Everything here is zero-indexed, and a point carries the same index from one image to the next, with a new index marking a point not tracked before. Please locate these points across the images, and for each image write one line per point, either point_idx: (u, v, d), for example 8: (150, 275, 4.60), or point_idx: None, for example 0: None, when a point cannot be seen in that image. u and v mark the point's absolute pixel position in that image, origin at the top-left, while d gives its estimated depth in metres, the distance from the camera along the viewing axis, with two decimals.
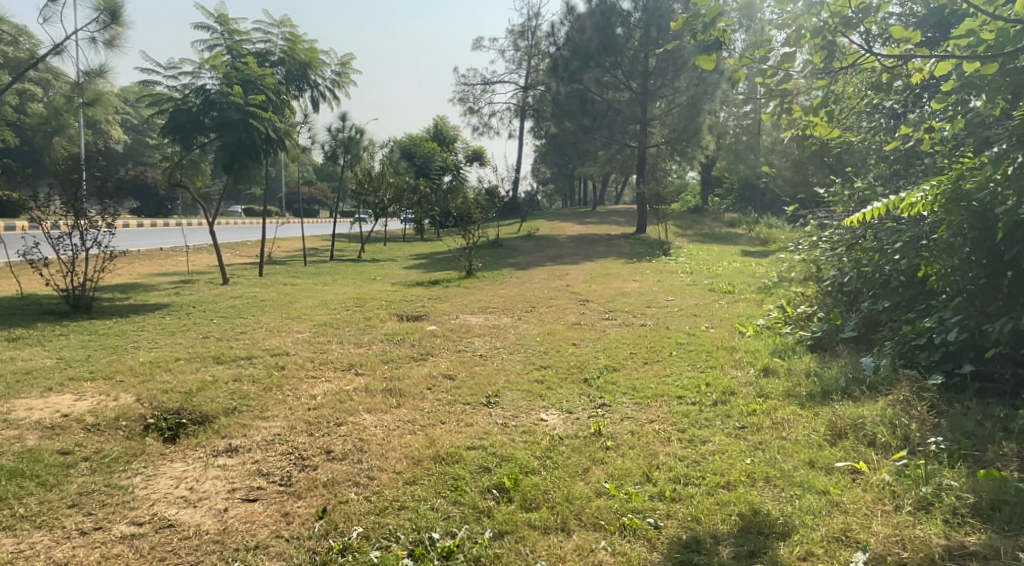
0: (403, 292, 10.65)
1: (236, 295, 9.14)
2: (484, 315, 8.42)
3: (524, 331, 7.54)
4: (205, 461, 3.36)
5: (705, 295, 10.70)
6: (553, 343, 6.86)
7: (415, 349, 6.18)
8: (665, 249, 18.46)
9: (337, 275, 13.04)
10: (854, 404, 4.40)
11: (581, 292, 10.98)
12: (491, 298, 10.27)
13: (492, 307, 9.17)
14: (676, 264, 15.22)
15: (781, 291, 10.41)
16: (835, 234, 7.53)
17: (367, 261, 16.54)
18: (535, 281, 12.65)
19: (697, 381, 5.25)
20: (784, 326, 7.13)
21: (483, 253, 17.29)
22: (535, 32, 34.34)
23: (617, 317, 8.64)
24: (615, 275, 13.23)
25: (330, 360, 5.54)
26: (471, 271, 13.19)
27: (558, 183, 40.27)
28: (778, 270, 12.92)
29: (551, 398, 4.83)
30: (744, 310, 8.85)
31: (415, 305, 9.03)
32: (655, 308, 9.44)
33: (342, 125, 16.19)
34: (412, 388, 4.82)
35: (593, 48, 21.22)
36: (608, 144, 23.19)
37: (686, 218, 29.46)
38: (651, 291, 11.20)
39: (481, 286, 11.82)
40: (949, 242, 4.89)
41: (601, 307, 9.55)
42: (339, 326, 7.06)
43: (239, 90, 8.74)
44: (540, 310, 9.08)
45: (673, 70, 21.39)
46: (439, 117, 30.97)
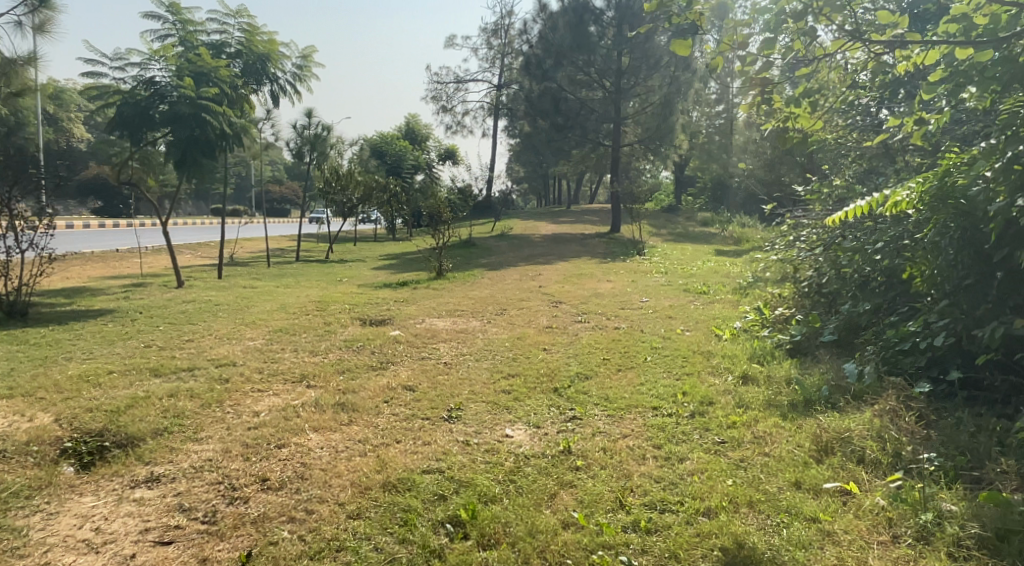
0: (368, 294, 10.23)
1: (190, 300, 8.67)
2: (451, 318, 8.05)
3: (492, 335, 7.19)
4: (120, 494, 2.99)
5: (680, 296, 10.44)
6: (522, 348, 6.51)
7: (375, 357, 5.79)
8: (639, 248, 18.24)
9: (301, 277, 12.56)
10: (839, 416, 4.12)
11: (553, 294, 10.64)
12: (460, 300, 9.90)
13: (460, 310, 8.80)
14: (650, 264, 15.01)
15: (757, 291, 10.19)
16: (812, 234, 7.30)
17: (335, 261, 16.06)
18: (507, 282, 12.31)
19: (673, 389, 4.95)
20: (762, 329, 6.87)
21: (455, 253, 16.91)
22: (508, 30, 34.01)
23: (590, 320, 8.33)
24: (589, 276, 12.94)
25: (280, 371, 5.13)
26: (441, 272, 12.80)
27: (532, 182, 39.98)
28: (753, 270, 12.73)
29: (518, 411, 4.48)
30: (720, 311, 8.59)
31: (379, 309, 8.64)
32: (629, 310, 9.14)
33: (308, 122, 15.70)
34: (368, 402, 4.44)
35: (565, 46, 20.92)
36: (581, 143, 22.90)
37: (660, 217, 29.36)
38: (625, 292, 10.92)
39: (450, 287, 11.44)
40: (934, 242, 4.65)
41: (574, 309, 9.23)
42: (296, 333, 6.64)
43: (190, 83, 8.28)
44: (509, 313, 8.73)
45: (647, 69, 21.20)
46: (411, 115, 30.46)
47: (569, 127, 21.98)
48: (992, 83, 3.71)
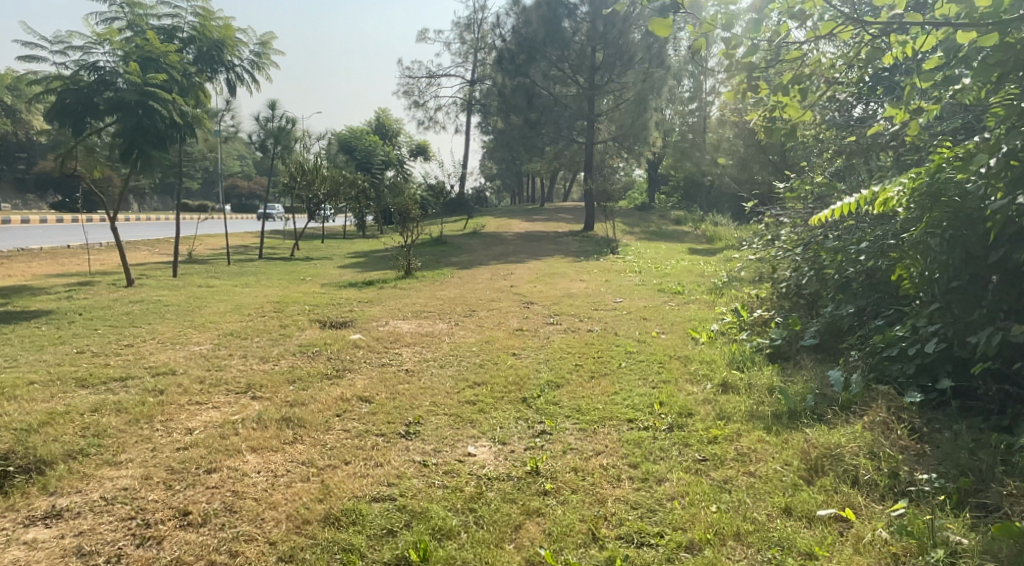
0: (331, 294, 9.78)
1: (138, 300, 8.15)
2: (417, 320, 7.65)
3: (459, 339, 6.81)
4: (11, 535, 2.67)
5: (655, 296, 10.15)
6: (490, 354, 6.14)
7: (331, 364, 5.38)
8: (613, 246, 18.00)
9: (262, 276, 12.03)
10: (827, 429, 3.82)
11: (525, 294, 10.28)
12: (427, 301, 9.50)
13: (427, 312, 8.40)
14: (623, 263, 14.76)
15: (733, 291, 9.94)
16: (791, 233, 7.04)
17: (300, 259, 15.52)
18: (477, 282, 11.92)
19: (649, 399, 4.61)
20: (740, 332, 6.59)
21: (425, 251, 16.49)
22: (481, 25, 33.60)
23: (562, 322, 7.99)
24: (562, 275, 12.61)
25: (224, 381, 4.70)
26: (409, 271, 12.38)
27: (505, 179, 39.59)
28: (727, 269, 12.52)
29: (482, 425, 4.12)
30: (697, 313, 8.31)
31: (340, 310, 8.21)
32: (603, 311, 8.82)
33: (271, 114, 15.17)
34: (318, 415, 4.04)
35: (538, 40, 20.59)
36: (555, 139, 22.55)
37: (634, 215, 29.18)
38: (599, 292, 10.60)
39: (418, 287, 11.03)
40: (925, 242, 4.39)
41: (545, 310, 8.89)
42: (247, 337, 6.20)
43: (137, 68, 7.80)
44: (478, 314, 8.36)
45: (621, 65, 20.95)
46: (382, 110, 29.89)
47: (543, 123, 21.64)
48: (994, 71, 3.43)
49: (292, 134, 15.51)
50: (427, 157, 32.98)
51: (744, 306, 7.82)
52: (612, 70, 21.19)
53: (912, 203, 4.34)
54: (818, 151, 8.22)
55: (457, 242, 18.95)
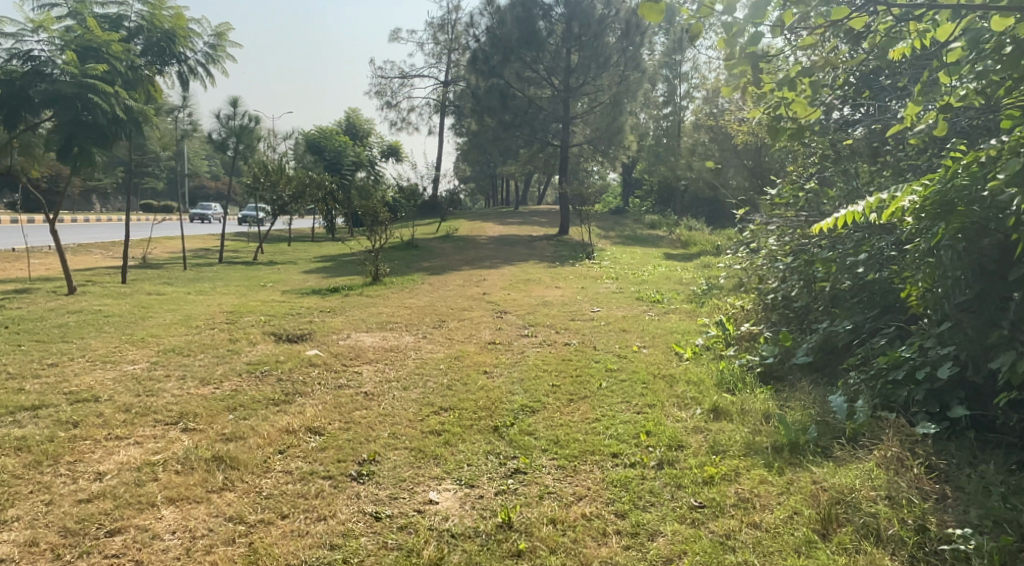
0: (291, 303, 9.19)
1: (76, 311, 7.51)
2: (381, 332, 7.11)
3: (427, 354, 6.29)
4: None
5: (633, 305, 9.72)
6: (461, 372, 5.63)
7: (280, 387, 4.83)
8: (589, 251, 17.62)
9: (220, 282, 11.38)
10: (836, 467, 3.39)
11: (498, 303, 9.79)
12: (394, 310, 8.97)
13: (393, 322, 7.87)
14: (599, 269, 14.38)
15: (713, 300, 9.58)
16: (779, 241, 6.64)
17: (263, 264, 14.85)
18: (449, 289, 11.41)
19: (634, 428, 4.15)
20: (727, 347, 6.18)
21: (395, 256, 15.94)
22: (454, 26, 33.14)
23: (537, 334, 7.51)
24: (537, 282, 12.16)
25: (154, 410, 4.15)
26: (377, 277, 11.82)
27: (478, 182, 39.08)
28: (706, 277, 12.17)
29: (448, 462, 3.61)
30: (678, 324, 7.89)
31: (298, 320, 7.64)
32: (580, 322, 8.36)
33: (233, 112, 14.51)
34: (256, 452, 3.52)
35: (513, 41, 20.14)
36: (529, 142, 21.98)
37: (608, 219, 28.86)
38: (576, 301, 10.17)
39: (385, 294, 10.49)
40: (937, 256, 3.99)
41: (519, 320, 8.40)
42: (190, 355, 5.62)
43: (74, 58, 7.18)
44: (448, 325, 7.85)
45: (596, 68, 20.62)
46: (352, 110, 29.19)
47: (517, 124, 21.18)
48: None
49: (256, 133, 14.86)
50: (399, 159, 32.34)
51: (729, 317, 7.41)
52: (587, 73, 20.84)
53: (923, 215, 3.92)
54: (802, 157, 7.86)
55: (429, 246, 18.41)
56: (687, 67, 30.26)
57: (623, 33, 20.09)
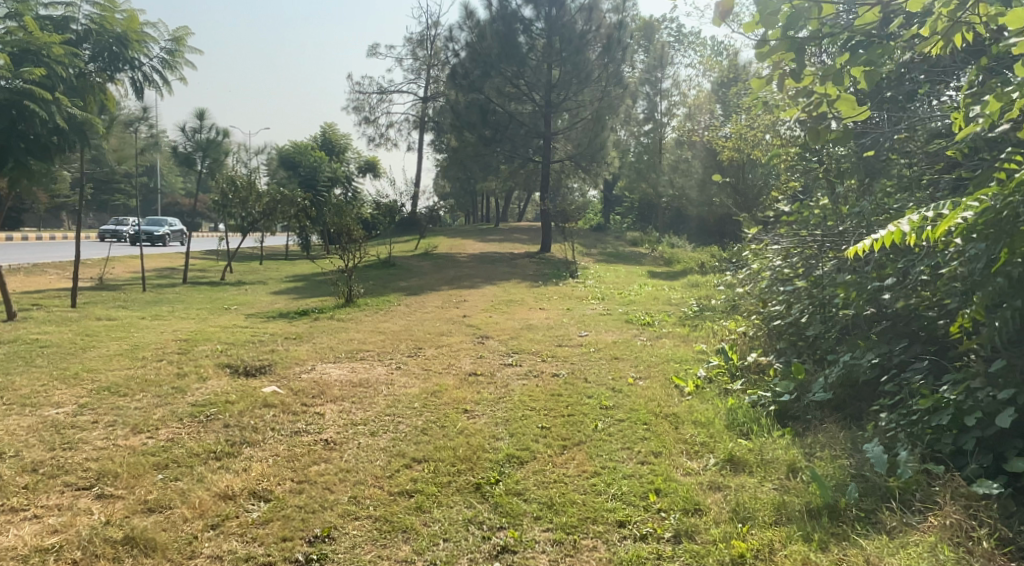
0: (253, 328, 8.48)
1: (9, 341, 6.78)
2: (350, 364, 6.43)
3: (399, 389, 5.63)
4: None
5: (623, 329, 9.14)
6: (438, 412, 4.97)
7: (225, 435, 4.15)
8: (572, 270, 17.08)
9: (181, 304, 10.65)
10: (890, 543, 2.81)
11: (479, 327, 9.16)
12: (366, 336, 8.30)
13: (364, 351, 7.21)
14: (584, 289, 13.82)
15: (708, 324, 9.03)
16: (786, 262, 6.08)
17: (230, 284, 14.10)
18: (426, 311, 10.75)
19: (640, 485, 3.53)
20: (732, 380, 5.60)
21: (370, 275, 15.25)
22: (434, 41, 32.72)
23: (521, 363, 6.88)
24: (520, 303, 11.55)
25: (64, 471, 3.55)
26: (350, 298, 11.14)
27: (459, 199, 38.52)
28: (696, 297, 11.64)
29: (421, 539, 2.98)
30: (673, 352, 7.29)
31: (259, 350, 6.95)
32: (566, 349, 7.75)
33: (200, 125, 13.82)
34: (180, 529, 3.00)
35: (493, 55, 19.70)
36: (510, 158, 21.41)
37: (590, 236, 28.40)
38: (561, 324, 9.56)
39: (358, 318, 9.82)
40: (997, 282, 3.38)
41: (502, 347, 7.77)
42: (127, 397, 4.92)
43: (8, 61, 6.47)
44: (424, 353, 7.21)
45: (577, 83, 20.19)
46: (328, 125, 28.50)
47: (497, 139, 20.66)
48: None
49: (224, 147, 14.17)
50: (378, 175, 31.69)
51: (730, 345, 6.83)
52: (569, 88, 20.40)
53: (975, 235, 3.39)
54: (802, 171, 7.36)
55: (406, 264, 17.74)
56: (668, 83, 30.05)
57: (605, 48, 19.77)
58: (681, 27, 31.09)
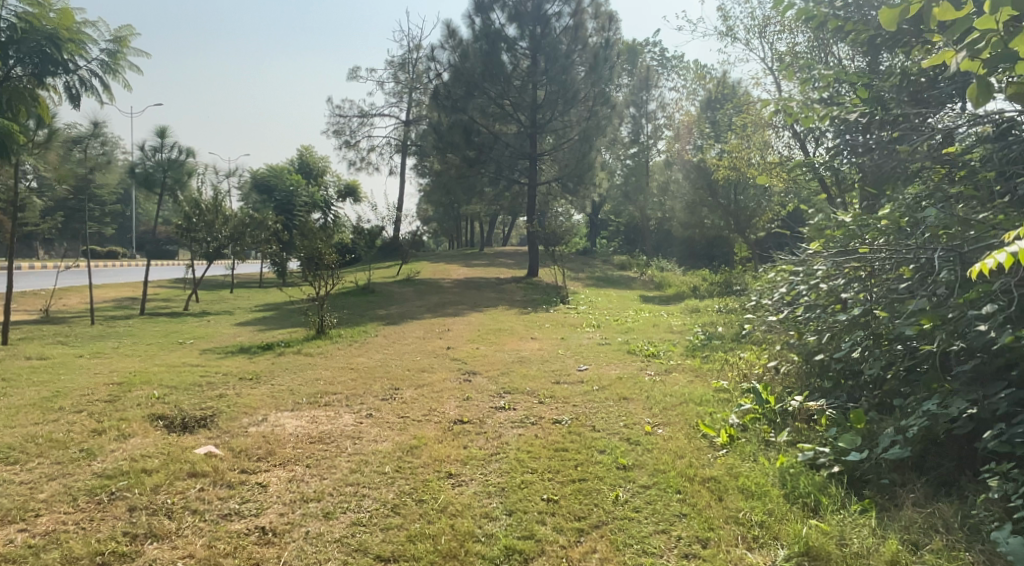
0: (205, 367, 7.40)
1: None
2: (312, 412, 5.37)
3: (368, 445, 4.58)
4: None
5: (626, 361, 8.16)
6: (420, 477, 3.95)
7: (126, 525, 3.14)
8: (562, 295, 16.18)
9: (130, 339, 9.54)
10: None
11: (464, 361, 8.14)
12: (335, 374, 7.24)
13: (331, 393, 6.16)
14: (577, 315, 12.86)
15: (721, 355, 8.07)
16: (829, 285, 5.18)
17: (192, 315, 13.00)
18: (406, 343, 9.74)
19: None
20: (771, 428, 4.65)
21: (346, 303, 14.20)
22: (415, 64, 32.11)
23: (515, 407, 5.86)
24: (508, 332, 10.57)
25: None
26: (322, 330, 10.09)
27: (442, 224, 37.66)
28: (700, 325, 10.73)
29: None
30: (692, 391, 6.28)
31: (203, 395, 5.87)
32: (566, 388, 6.73)
33: (160, 143, 12.84)
34: None
35: (477, 74, 18.90)
36: (495, 180, 20.51)
37: (577, 260, 27.56)
38: (557, 356, 8.57)
39: (328, 352, 8.75)
40: None
41: (492, 387, 6.75)
42: (14, 469, 3.85)
43: None
44: (402, 396, 6.18)
45: (564, 103, 19.42)
46: (306, 147, 27.53)
47: (481, 161, 19.75)
48: None
49: (188, 167, 13.19)
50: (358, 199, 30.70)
51: (761, 383, 5.85)
52: (555, 108, 19.62)
53: None
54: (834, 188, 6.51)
55: (386, 291, 16.72)
56: (653, 106, 29.44)
57: (591, 67, 19.07)
58: (665, 51, 30.60)
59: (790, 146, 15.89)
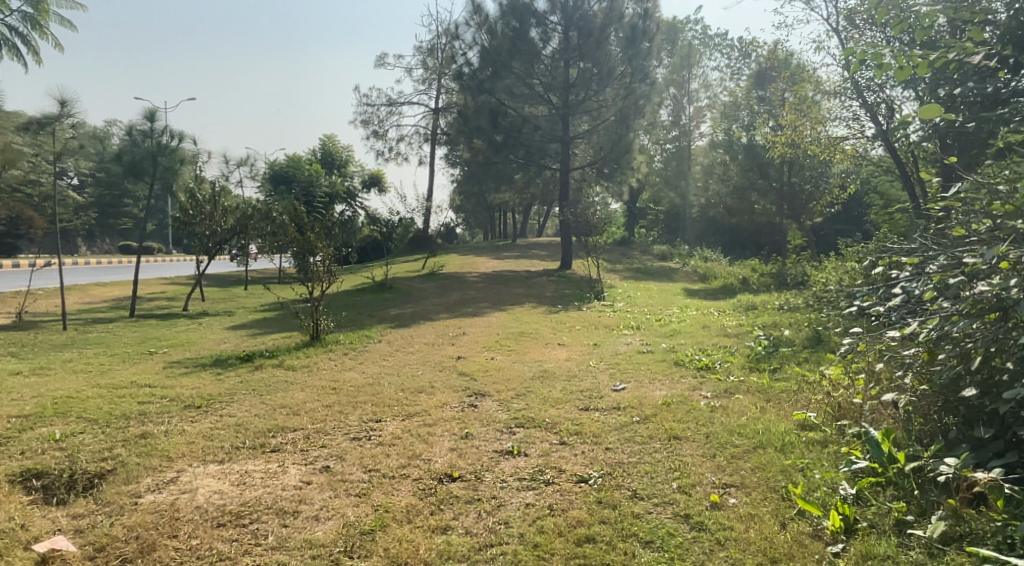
0: (156, 387, 6.04)
1: None
2: (253, 459, 4.00)
3: (302, 532, 3.14)
4: None
5: (674, 378, 6.57)
6: None
7: None
8: (597, 288, 14.62)
9: (97, 347, 8.29)
10: None
11: (473, 378, 6.66)
12: (311, 396, 5.83)
13: (294, 428, 4.76)
14: (613, 314, 11.29)
15: (795, 371, 6.42)
16: (984, 290, 3.49)
17: (189, 316, 11.83)
18: (412, 351, 8.33)
19: None
20: (907, 512, 3.13)
21: (357, 302, 12.83)
22: (444, 48, 30.63)
23: (527, 453, 4.37)
24: (533, 336, 9.06)
25: None
26: (317, 334, 8.72)
27: (474, 215, 36.26)
28: (759, 327, 9.05)
29: None
30: (770, 429, 4.70)
31: (119, 436, 4.47)
32: (598, 419, 5.18)
33: (149, 126, 11.58)
34: None
35: (503, 52, 17.25)
36: (524, 166, 18.95)
37: (613, 251, 25.85)
38: (588, 369, 7.06)
39: (315, 365, 7.34)
40: None
41: (502, 418, 5.27)
42: None
43: None
44: (383, 433, 4.73)
45: (599, 81, 17.75)
46: (328, 136, 26.30)
47: (510, 146, 18.20)
48: None
49: (181, 154, 11.90)
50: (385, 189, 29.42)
51: (872, 422, 4.26)
52: (589, 87, 17.95)
53: None
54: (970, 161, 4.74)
55: (406, 286, 15.39)
56: (695, 86, 27.31)
57: (628, 40, 17.33)
58: (706, 28, 28.50)
59: (855, 119, 13.91)
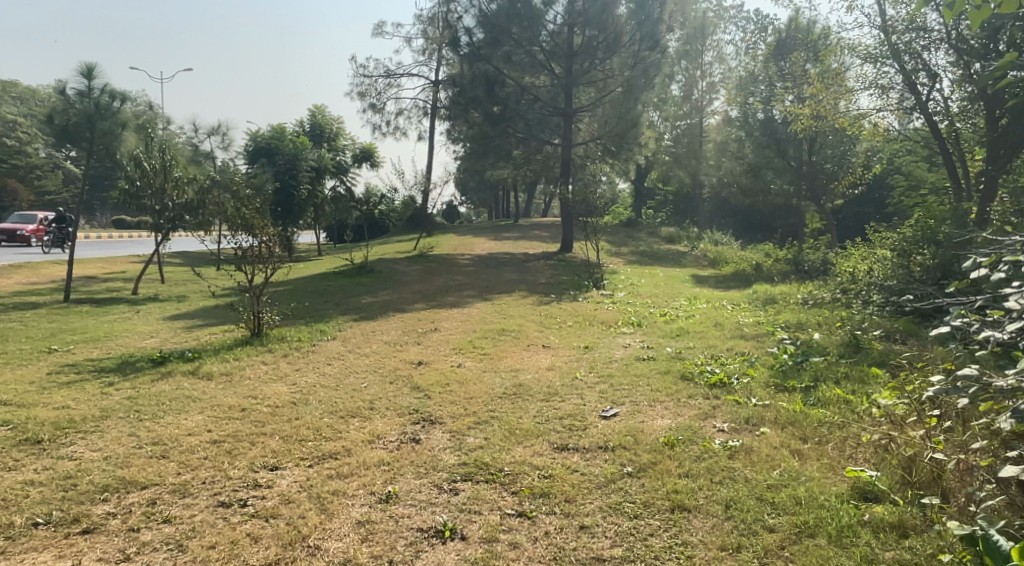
0: (8, 406, 4.67)
1: None
2: (35, 552, 2.82)
3: None
4: None
5: (680, 400, 5.13)
6: None
7: None
8: (596, 273, 13.22)
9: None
10: None
11: (427, 396, 5.25)
12: (204, 422, 4.46)
13: (146, 483, 3.40)
14: (611, 307, 9.86)
15: (836, 393, 5.00)
16: None
17: (136, 301, 10.50)
18: (366, 352, 6.95)
19: None
20: None
21: (326, 287, 11.46)
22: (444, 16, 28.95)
23: (464, 535, 3.02)
24: (514, 335, 7.63)
25: None
26: (256, 330, 7.34)
27: (475, 194, 34.67)
28: (783, 329, 7.61)
29: None
30: (819, 496, 3.28)
31: None
32: (575, 469, 3.76)
33: (85, 85, 10.23)
34: None
35: (502, 16, 15.66)
36: (523, 141, 17.35)
37: (618, 232, 24.37)
38: (572, 384, 5.64)
39: (238, 373, 5.95)
40: None
41: (447, 462, 3.87)
42: None
43: None
44: (269, 493, 3.36)
45: (605, 49, 16.14)
46: (318, 107, 24.79)
47: (507, 119, 16.46)
48: None
49: (124, 117, 10.54)
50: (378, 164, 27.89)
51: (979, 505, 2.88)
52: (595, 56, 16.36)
53: None
54: None
55: (387, 269, 14.02)
56: (709, 59, 25.55)
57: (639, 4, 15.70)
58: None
59: (888, 91, 12.34)
